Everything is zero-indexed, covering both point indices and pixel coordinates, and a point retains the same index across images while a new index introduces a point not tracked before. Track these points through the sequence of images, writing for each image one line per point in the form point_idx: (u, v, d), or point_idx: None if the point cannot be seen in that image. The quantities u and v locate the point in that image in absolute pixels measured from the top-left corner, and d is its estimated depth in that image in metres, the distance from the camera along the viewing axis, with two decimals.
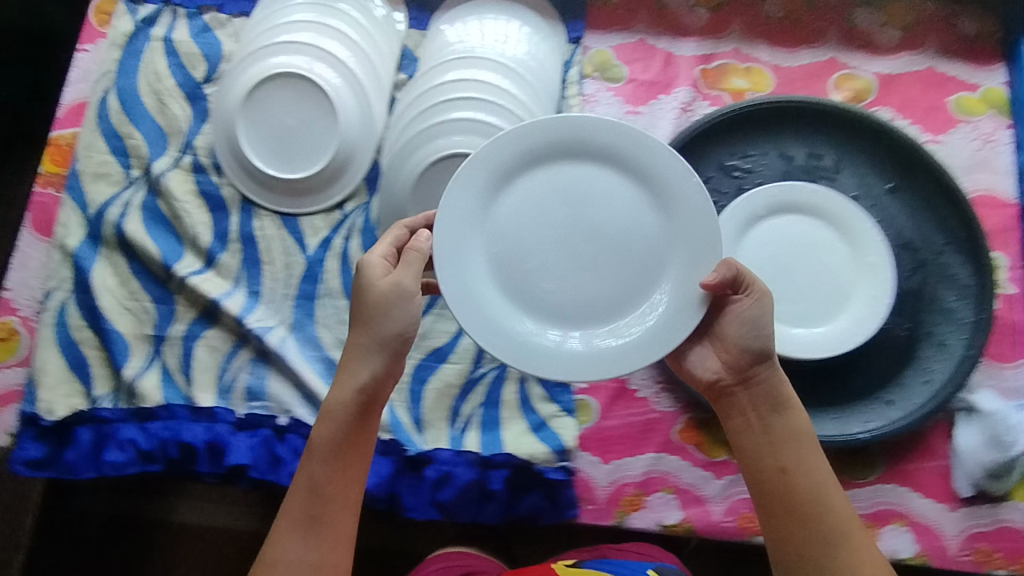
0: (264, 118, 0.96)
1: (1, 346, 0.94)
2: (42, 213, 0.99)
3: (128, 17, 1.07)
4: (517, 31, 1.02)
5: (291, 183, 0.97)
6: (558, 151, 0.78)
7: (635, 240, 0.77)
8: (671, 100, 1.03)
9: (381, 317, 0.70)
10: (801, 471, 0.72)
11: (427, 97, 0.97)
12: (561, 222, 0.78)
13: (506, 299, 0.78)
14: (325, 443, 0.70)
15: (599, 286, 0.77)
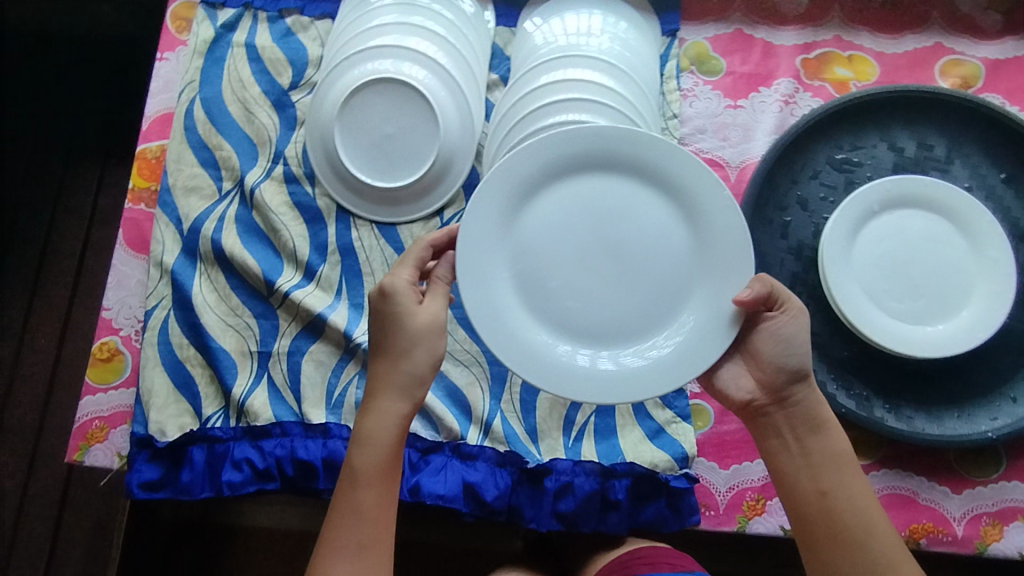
0: (363, 126, 0.94)
1: (105, 366, 0.93)
2: (136, 230, 0.97)
3: (208, 22, 1.04)
4: (613, 25, 0.99)
5: (390, 192, 0.95)
6: (578, 165, 0.76)
7: (661, 255, 0.75)
8: (772, 93, 1.00)
9: (419, 347, 0.70)
10: (843, 494, 0.72)
11: (531, 98, 0.94)
12: (585, 237, 0.76)
13: (531, 319, 0.76)
14: (369, 468, 0.68)
15: (625, 303, 0.75)
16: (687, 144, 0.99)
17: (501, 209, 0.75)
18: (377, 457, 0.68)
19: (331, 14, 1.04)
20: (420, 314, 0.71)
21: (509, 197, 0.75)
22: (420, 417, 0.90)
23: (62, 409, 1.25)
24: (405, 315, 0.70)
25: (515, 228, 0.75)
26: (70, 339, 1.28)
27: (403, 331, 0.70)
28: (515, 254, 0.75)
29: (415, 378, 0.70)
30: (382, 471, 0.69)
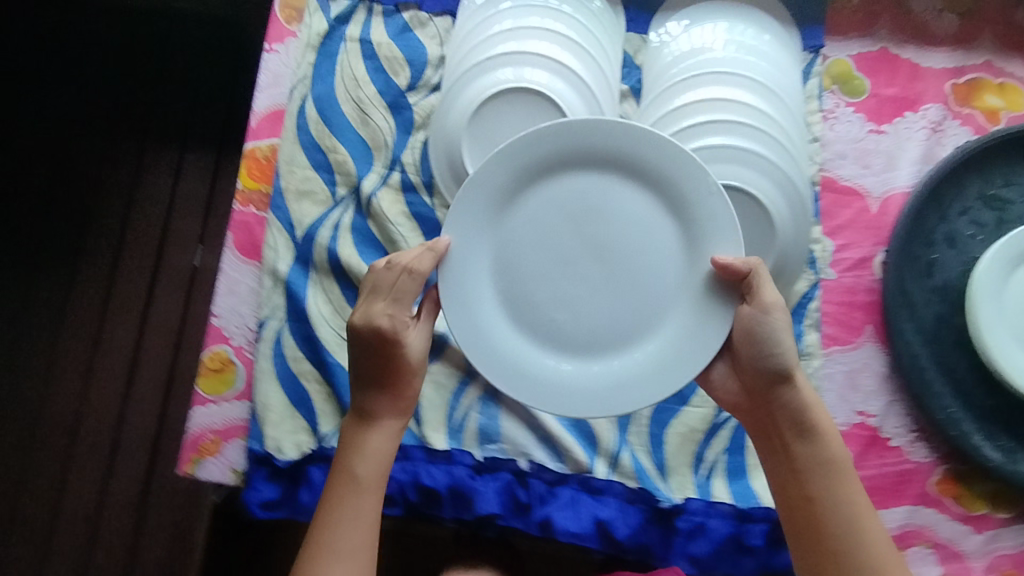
0: (492, 138, 0.89)
1: (217, 377, 0.89)
2: (246, 233, 0.92)
3: (321, 14, 0.97)
4: (739, 33, 0.92)
5: None
6: (555, 163, 0.73)
7: (646, 254, 0.73)
8: (918, 119, 0.95)
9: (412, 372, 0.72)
10: (836, 500, 0.66)
11: (679, 116, 0.87)
12: (572, 243, 0.74)
13: (524, 331, 0.74)
14: (365, 476, 0.71)
15: (613, 310, 0.73)
16: (827, 169, 0.94)
17: (483, 217, 0.73)
18: (376, 463, 0.72)
19: (451, 10, 0.97)
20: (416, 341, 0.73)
21: (490, 207, 0.73)
22: (545, 447, 0.88)
23: (142, 402, 1.21)
24: (411, 355, 0.72)
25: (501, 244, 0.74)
26: (150, 332, 1.23)
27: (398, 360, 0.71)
28: (503, 264, 0.74)
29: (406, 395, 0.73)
30: (381, 477, 0.72)
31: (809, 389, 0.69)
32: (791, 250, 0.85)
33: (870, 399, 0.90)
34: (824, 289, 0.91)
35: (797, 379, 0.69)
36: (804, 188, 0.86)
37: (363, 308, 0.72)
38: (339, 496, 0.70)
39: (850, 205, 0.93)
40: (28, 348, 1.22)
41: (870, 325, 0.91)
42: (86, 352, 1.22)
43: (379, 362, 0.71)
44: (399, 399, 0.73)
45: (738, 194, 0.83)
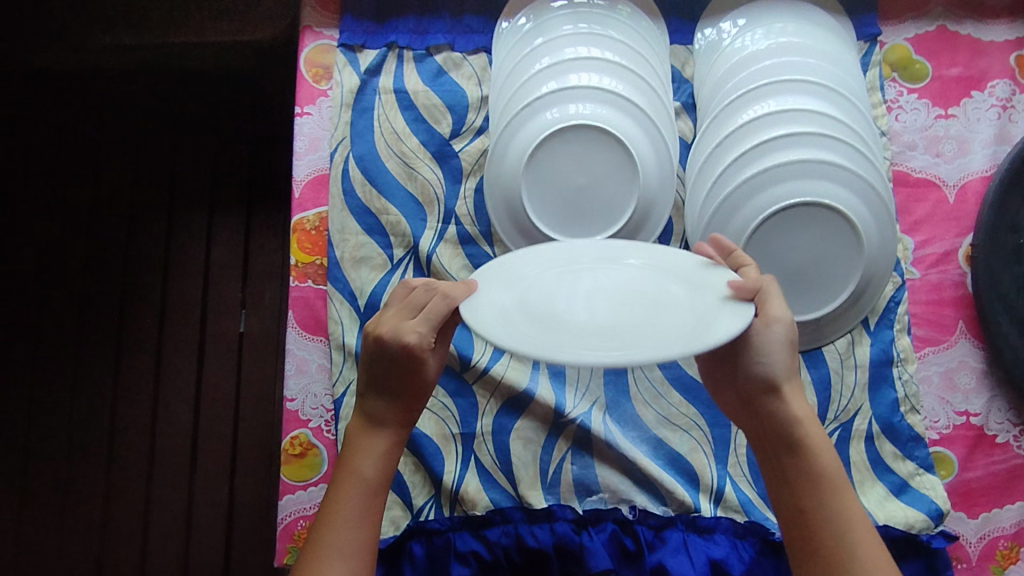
0: (548, 176, 0.83)
1: (300, 463, 0.87)
2: (307, 309, 0.90)
3: (351, 68, 0.93)
4: (779, 33, 0.88)
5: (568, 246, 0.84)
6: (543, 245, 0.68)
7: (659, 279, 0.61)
8: (986, 97, 0.91)
9: (419, 395, 0.64)
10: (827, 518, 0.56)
11: (747, 134, 0.83)
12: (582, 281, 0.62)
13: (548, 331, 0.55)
14: (369, 475, 0.62)
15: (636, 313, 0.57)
16: (898, 163, 0.91)
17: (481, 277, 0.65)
18: (385, 465, 0.63)
19: (486, 47, 0.94)
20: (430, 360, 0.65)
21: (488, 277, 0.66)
22: (645, 491, 0.86)
23: (210, 475, 1.17)
24: (426, 377, 0.64)
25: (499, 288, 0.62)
26: (207, 404, 1.19)
27: (409, 381, 0.63)
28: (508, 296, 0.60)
29: (410, 417, 0.65)
30: (388, 479, 0.64)
31: (801, 403, 0.60)
32: (877, 260, 0.83)
33: (971, 398, 0.87)
34: (910, 290, 0.88)
35: (789, 392, 0.60)
36: (884, 192, 0.83)
37: (392, 321, 0.62)
38: (340, 501, 0.61)
39: (925, 198, 0.90)
40: (88, 436, 1.18)
41: (961, 321, 0.88)
42: (147, 432, 1.19)
43: (391, 381, 0.63)
44: (405, 421, 0.65)
45: (820, 210, 0.79)
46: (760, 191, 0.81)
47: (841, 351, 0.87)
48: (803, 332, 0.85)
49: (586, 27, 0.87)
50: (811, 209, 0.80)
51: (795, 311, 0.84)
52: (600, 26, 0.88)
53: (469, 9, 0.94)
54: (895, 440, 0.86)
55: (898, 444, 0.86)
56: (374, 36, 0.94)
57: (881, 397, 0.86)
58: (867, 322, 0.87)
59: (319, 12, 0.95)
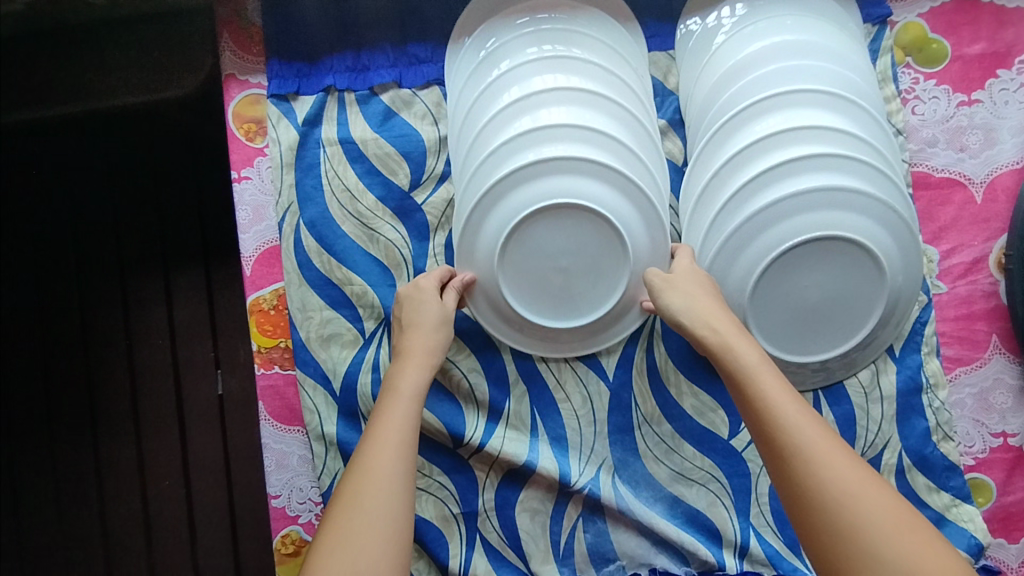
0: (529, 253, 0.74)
1: (295, 561, 0.82)
2: (279, 399, 0.82)
3: (287, 121, 0.81)
4: (774, 31, 0.76)
5: (556, 305, 0.76)
6: (534, 299, 0.76)
7: (621, 258, 0.74)
8: (1014, 76, 0.80)
9: (436, 330, 0.72)
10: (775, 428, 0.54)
11: (748, 161, 0.72)
12: (556, 266, 0.74)
13: (501, 209, 0.73)
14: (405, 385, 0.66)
15: (580, 219, 0.72)
16: (917, 164, 0.81)
17: (502, 327, 0.79)
18: (418, 379, 0.67)
19: (437, 79, 0.81)
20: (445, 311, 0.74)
21: (523, 335, 0.79)
22: (665, 551, 0.80)
23: (211, 549, 1.12)
24: (428, 312, 0.73)
25: (497, 300, 0.76)
26: (196, 477, 1.12)
27: (421, 318, 0.73)
28: (498, 279, 0.74)
29: (435, 349, 0.71)
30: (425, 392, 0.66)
31: (707, 308, 0.66)
32: (902, 286, 0.74)
33: (1009, 418, 0.79)
34: (937, 307, 0.80)
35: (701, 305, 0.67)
36: (905, 211, 0.73)
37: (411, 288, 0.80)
38: (384, 420, 0.62)
39: (949, 200, 0.80)
40: (80, 523, 1.13)
41: (994, 335, 0.80)
42: (139, 513, 1.13)
43: (409, 321, 0.73)
44: (431, 353, 0.70)
45: (834, 243, 0.71)
46: (767, 226, 0.72)
47: (864, 384, 0.80)
48: (828, 368, 0.78)
49: (551, 49, 0.75)
50: (825, 244, 0.71)
51: (819, 350, 0.76)
52: (565, 47, 0.76)
53: (413, 34, 0.82)
54: (928, 471, 0.79)
55: (931, 476, 0.79)
56: (308, 80, 0.81)
57: (910, 428, 0.79)
58: (891, 349, 0.79)
59: (240, 55, 0.81)
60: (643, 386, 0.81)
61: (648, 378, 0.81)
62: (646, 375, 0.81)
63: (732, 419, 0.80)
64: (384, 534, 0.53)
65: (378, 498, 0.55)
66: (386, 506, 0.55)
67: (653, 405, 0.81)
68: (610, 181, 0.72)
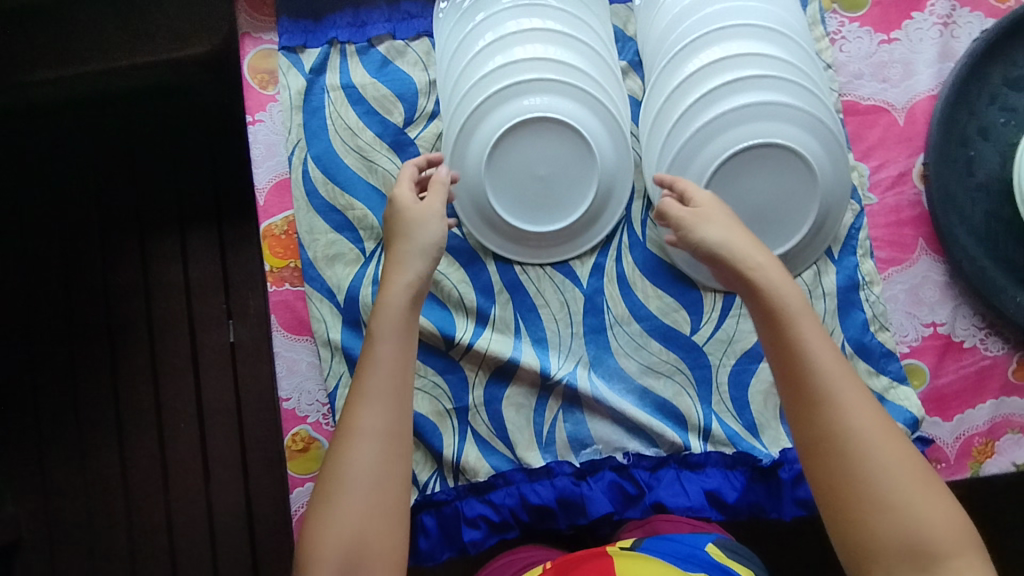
0: (511, 165, 0.86)
1: (305, 456, 0.91)
2: (289, 312, 0.92)
3: (295, 70, 0.93)
4: None
5: (535, 211, 0.88)
6: (514, 206, 0.87)
7: (589, 165, 0.86)
8: (927, 17, 0.90)
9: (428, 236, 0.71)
10: (818, 376, 0.58)
11: (695, 84, 0.84)
12: (535, 174, 0.86)
13: (486, 125, 0.85)
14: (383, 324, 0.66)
15: (555, 132, 0.85)
16: (846, 94, 0.90)
17: (488, 234, 0.90)
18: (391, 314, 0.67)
19: (427, 32, 0.94)
20: (428, 208, 0.73)
21: (507, 242, 0.90)
22: (637, 437, 0.89)
23: (224, 487, 1.20)
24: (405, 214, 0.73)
25: (483, 206, 0.88)
26: (209, 418, 1.21)
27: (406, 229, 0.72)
28: (485, 186, 0.86)
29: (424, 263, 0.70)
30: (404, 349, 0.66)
31: (742, 241, 0.64)
32: (834, 189, 0.85)
33: (937, 309, 0.87)
34: (869, 216, 0.89)
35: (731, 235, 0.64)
36: (833, 124, 0.85)
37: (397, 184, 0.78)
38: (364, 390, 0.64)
39: (876, 124, 0.89)
40: (98, 467, 1.21)
41: (921, 239, 0.88)
42: (156, 453, 1.21)
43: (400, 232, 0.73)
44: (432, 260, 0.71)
45: (771, 149, 0.82)
46: (713, 137, 0.83)
47: (808, 282, 0.88)
48: None
49: None
50: (762, 149, 0.82)
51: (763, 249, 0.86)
52: None
53: None
54: (868, 358, 0.87)
55: (871, 361, 0.87)
56: (314, 35, 0.94)
57: (851, 320, 0.87)
58: (830, 252, 0.88)
59: (255, 16, 0.94)
60: (614, 292, 0.91)
61: (619, 285, 0.90)
62: (616, 282, 0.91)
63: (692, 317, 0.90)
64: (361, 518, 0.61)
65: (376, 477, 0.62)
66: (385, 482, 0.62)
67: (622, 307, 0.90)
68: (580, 102, 0.85)
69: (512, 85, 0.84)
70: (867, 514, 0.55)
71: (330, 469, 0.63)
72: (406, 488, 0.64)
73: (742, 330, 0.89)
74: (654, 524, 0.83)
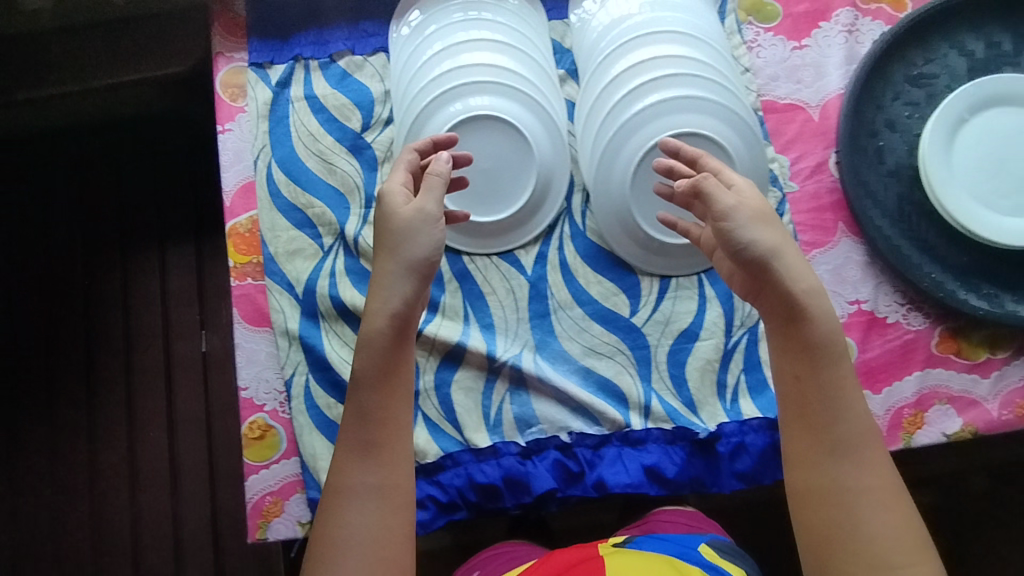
0: None
1: (260, 444, 0.93)
2: (250, 304, 0.97)
3: (263, 84, 1.02)
4: None
5: (479, 201, 0.94)
6: (459, 197, 0.94)
7: (527, 158, 0.94)
8: (833, 26, 1.00)
9: (420, 249, 0.73)
10: (840, 425, 0.67)
11: (620, 84, 0.93)
12: (478, 167, 0.94)
13: (432, 124, 0.94)
14: (371, 368, 0.71)
15: (494, 128, 0.93)
16: (764, 94, 0.99)
17: None
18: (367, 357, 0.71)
19: (383, 48, 1.04)
20: (423, 208, 0.74)
21: (454, 232, 0.96)
22: (581, 416, 0.91)
23: (191, 494, 1.22)
24: (398, 219, 0.73)
25: None
26: (179, 426, 1.24)
27: (396, 238, 0.73)
28: None
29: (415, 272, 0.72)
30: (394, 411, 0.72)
31: (798, 263, 0.69)
32: (752, 175, 0.92)
33: (859, 287, 0.92)
34: (792, 203, 0.95)
35: (782, 253, 0.69)
36: (749, 116, 0.92)
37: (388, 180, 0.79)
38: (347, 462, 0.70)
39: (793, 120, 0.98)
40: (69, 477, 1.23)
41: (841, 223, 0.95)
42: (125, 463, 1.23)
43: (392, 241, 0.73)
44: (427, 275, 0.73)
45: (690, 139, 0.90)
46: (637, 130, 0.91)
47: None
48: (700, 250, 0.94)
49: (469, 14, 0.98)
50: (682, 138, 0.90)
51: None
52: (481, 13, 0.99)
53: (363, 17, 1.05)
54: None
55: None
56: (280, 53, 1.04)
57: None
58: None
59: (228, 38, 1.04)
60: (557, 279, 0.96)
61: (561, 272, 0.96)
62: (559, 269, 0.96)
63: (632, 300, 0.95)
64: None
65: (376, 536, 0.68)
66: (382, 544, 0.68)
67: (565, 293, 0.95)
68: (517, 102, 0.94)
69: (455, 87, 0.93)
70: (837, 557, 0.64)
71: (326, 531, 0.68)
72: (407, 545, 0.70)
73: (678, 312, 0.94)
74: (651, 523, 0.86)
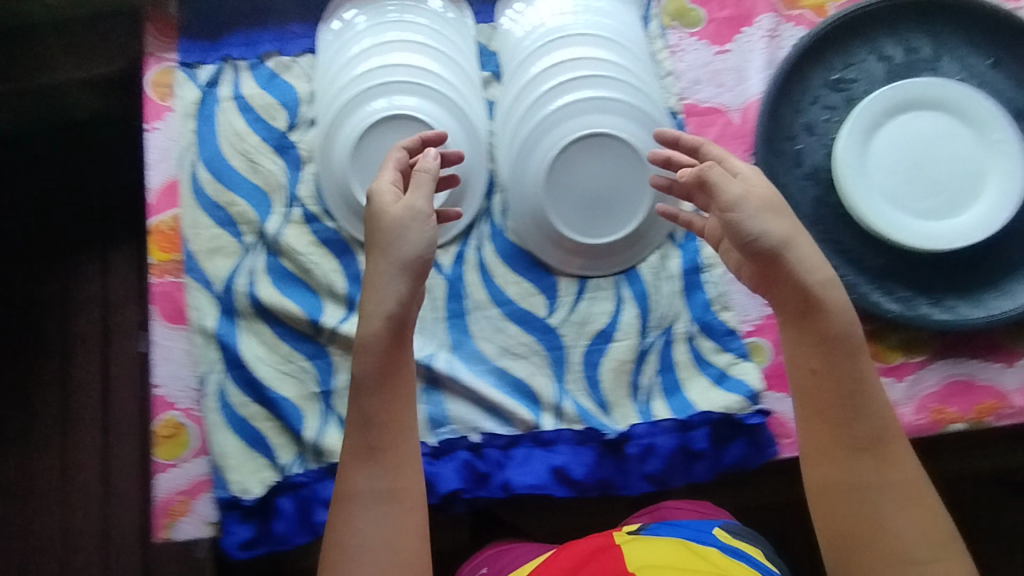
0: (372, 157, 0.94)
1: (171, 442, 0.92)
2: (169, 302, 0.96)
3: (191, 83, 1.03)
4: None
5: None
6: None
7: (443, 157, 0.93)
8: (755, 32, 1.00)
9: (413, 249, 0.69)
10: (864, 420, 0.66)
11: (535, 85, 0.94)
12: None
13: (351, 124, 0.95)
14: (370, 373, 0.68)
15: (410, 127, 0.93)
16: (686, 98, 0.99)
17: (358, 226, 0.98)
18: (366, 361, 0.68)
19: (311, 49, 1.04)
20: (414, 205, 0.71)
21: None
22: (494, 417, 0.90)
23: (121, 496, 1.21)
24: (389, 217, 0.71)
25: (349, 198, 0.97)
26: (111, 428, 1.23)
27: (391, 237, 0.70)
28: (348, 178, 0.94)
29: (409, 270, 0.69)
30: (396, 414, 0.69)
31: (811, 253, 0.66)
32: None
33: None
34: None
35: (795, 244, 0.66)
36: (661, 119, 0.94)
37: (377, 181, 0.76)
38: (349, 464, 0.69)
39: (714, 123, 0.98)
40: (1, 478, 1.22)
41: None
42: (57, 464, 1.22)
43: (383, 240, 0.70)
44: (418, 275, 0.69)
45: (601, 139, 0.90)
46: (550, 130, 0.91)
47: (653, 266, 0.94)
48: (615, 251, 0.94)
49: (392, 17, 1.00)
50: (593, 138, 0.90)
51: (603, 234, 0.93)
52: (404, 15, 1.00)
53: (293, 19, 1.06)
54: (712, 335, 0.91)
55: (715, 339, 0.91)
56: (210, 53, 1.05)
57: (694, 299, 0.92)
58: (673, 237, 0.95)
59: (160, 39, 1.04)
60: (474, 278, 0.95)
61: (479, 271, 0.95)
62: (477, 269, 0.96)
63: (549, 300, 0.94)
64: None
65: (388, 538, 0.66)
66: (398, 543, 0.66)
67: (483, 294, 0.95)
68: (435, 101, 0.94)
69: (373, 87, 0.94)
70: (863, 556, 0.64)
71: (337, 537, 0.67)
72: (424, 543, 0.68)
73: (595, 313, 0.93)
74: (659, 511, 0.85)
